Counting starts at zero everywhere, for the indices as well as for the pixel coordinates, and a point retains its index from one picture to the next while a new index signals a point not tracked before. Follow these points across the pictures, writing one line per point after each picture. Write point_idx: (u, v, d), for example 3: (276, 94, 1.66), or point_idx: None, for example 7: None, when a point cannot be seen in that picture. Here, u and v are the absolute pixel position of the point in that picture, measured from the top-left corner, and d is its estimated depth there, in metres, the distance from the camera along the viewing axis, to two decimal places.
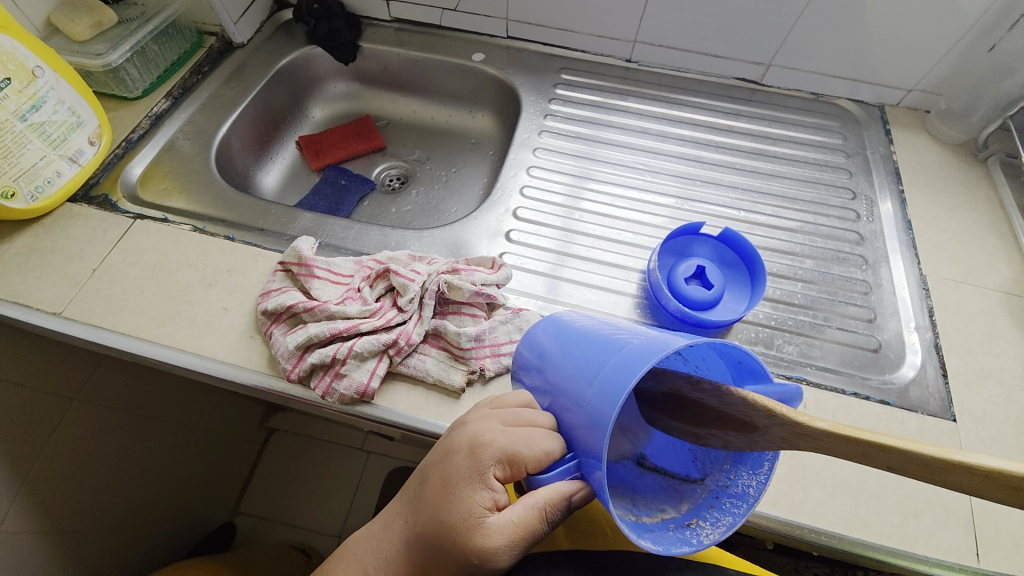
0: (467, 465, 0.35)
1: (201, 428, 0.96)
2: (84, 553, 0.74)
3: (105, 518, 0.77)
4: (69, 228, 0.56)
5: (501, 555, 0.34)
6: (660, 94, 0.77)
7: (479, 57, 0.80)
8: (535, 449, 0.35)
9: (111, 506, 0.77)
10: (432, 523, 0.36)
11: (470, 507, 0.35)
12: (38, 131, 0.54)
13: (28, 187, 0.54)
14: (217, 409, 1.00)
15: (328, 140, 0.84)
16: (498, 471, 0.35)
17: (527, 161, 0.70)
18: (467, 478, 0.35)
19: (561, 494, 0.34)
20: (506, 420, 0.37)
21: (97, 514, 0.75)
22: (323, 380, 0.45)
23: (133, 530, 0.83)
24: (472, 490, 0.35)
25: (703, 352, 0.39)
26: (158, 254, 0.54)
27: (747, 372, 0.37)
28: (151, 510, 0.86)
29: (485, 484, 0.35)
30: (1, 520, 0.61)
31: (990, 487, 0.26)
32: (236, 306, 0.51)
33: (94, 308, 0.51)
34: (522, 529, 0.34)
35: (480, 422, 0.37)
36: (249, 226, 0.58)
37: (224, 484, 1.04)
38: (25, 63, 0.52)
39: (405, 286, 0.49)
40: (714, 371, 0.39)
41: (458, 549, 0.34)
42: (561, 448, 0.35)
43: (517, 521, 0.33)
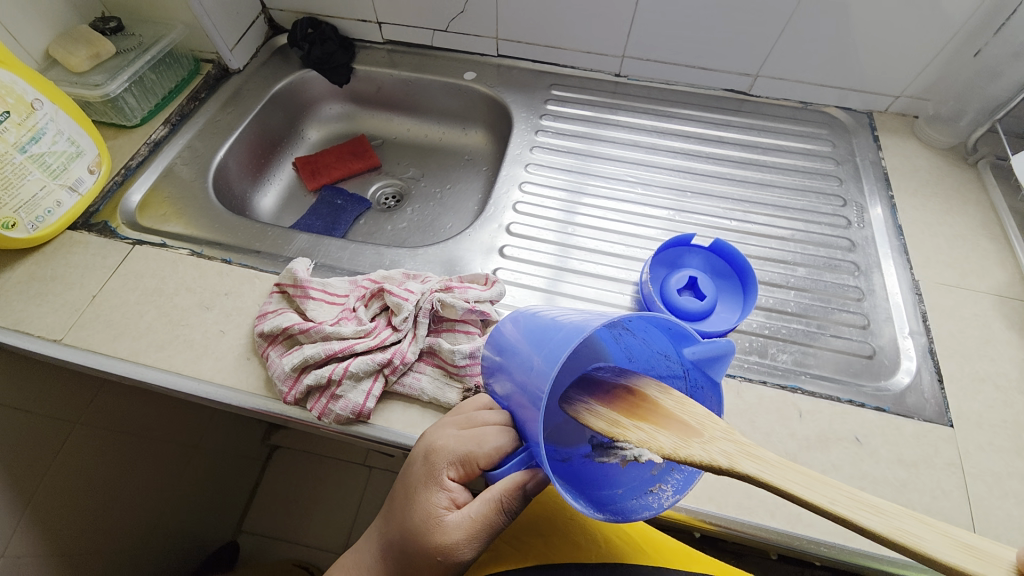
0: (424, 470, 0.37)
1: (203, 449, 0.95)
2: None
3: (110, 541, 0.77)
4: (69, 256, 0.57)
5: (462, 552, 0.35)
6: (648, 107, 0.78)
7: (470, 75, 0.81)
8: (484, 447, 0.35)
9: (114, 530, 0.77)
10: (400, 530, 0.37)
11: (428, 508, 0.36)
12: (39, 162, 0.55)
13: (28, 218, 0.55)
14: (220, 429, 1.00)
15: (325, 160, 0.85)
16: (453, 473, 0.37)
17: (519, 177, 0.71)
18: (425, 483, 0.37)
19: (511, 490, 0.33)
20: (460, 424, 0.38)
21: (103, 536, 0.76)
22: (319, 402, 0.45)
23: (136, 554, 0.83)
24: (431, 495, 0.36)
25: (643, 325, 0.37)
26: (156, 278, 0.55)
27: (681, 337, 0.36)
28: (155, 532, 0.86)
29: (442, 487, 0.36)
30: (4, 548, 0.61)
31: (933, 534, 0.26)
32: (233, 328, 0.51)
33: (93, 334, 0.51)
34: (480, 523, 0.34)
35: (438, 429, 0.39)
36: (245, 249, 0.59)
37: (226, 504, 1.04)
38: (23, 96, 0.54)
39: (400, 305, 0.49)
40: (655, 340, 0.38)
41: (422, 552, 0.35)
42: (512, 442, 0.35)
43: (474, 516, 0.34)
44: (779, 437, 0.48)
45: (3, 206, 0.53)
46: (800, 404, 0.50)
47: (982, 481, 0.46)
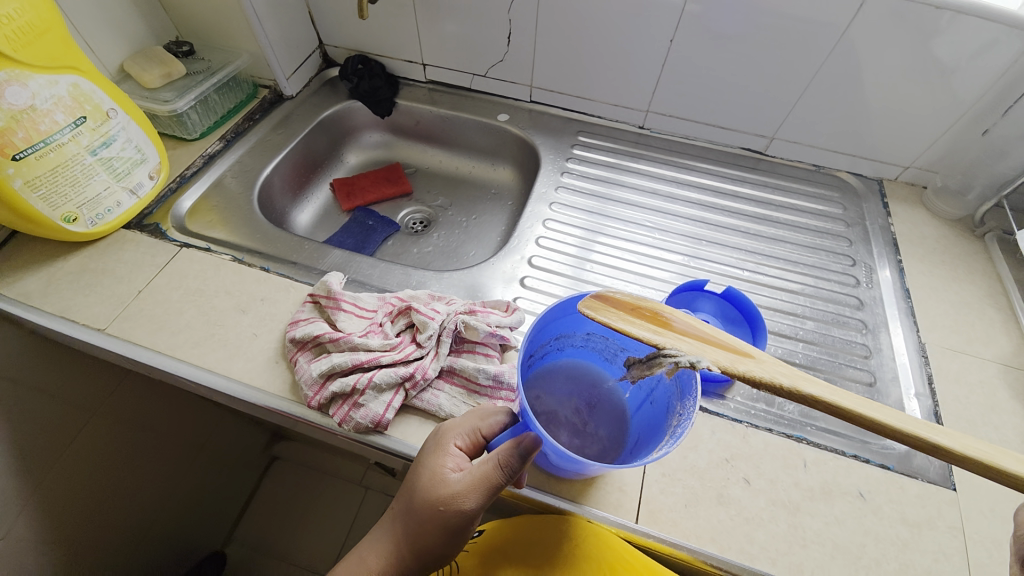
0: (432, 443, 0.41)
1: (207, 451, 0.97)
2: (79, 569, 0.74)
3: (108, 535, 0.78)
4: (120, 252, 0.61)
5: (465, 504, 0.38)
6: (669, 158, 0.83)
7: (504, 117, 0.87)
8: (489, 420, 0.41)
9: (112, 525, 0.78)
10: (408, 496, 0.40)
11: (432, 472, 0.39)
12: (106, 165, 0.60)
13: (89, 214, 0.59)
14: (226, 434, 1.01)
15: (360, 183, 0.91)
16: (459, 441, 0.40)
17: (543, 214, 0.75)
18: (431, 451, 0.40)
19: (512, 448, 0.36)
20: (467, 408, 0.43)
21: (102, 530, 0.76)
22: (341, 408, 0.47)
23: (128, 555, 0.82)
24: (435, 459, 0.40)
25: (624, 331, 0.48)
26: (198, 280, 0.59)
27: None
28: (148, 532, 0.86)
29: (445, 451, 0.40)
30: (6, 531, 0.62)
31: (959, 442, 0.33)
32: (265, 332, 0.54)
33: (135, 326, 0.54)
34: (479, 479, 0.37)
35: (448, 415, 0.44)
36: (283, 259, 0.63)
37: (220, 511, 1.04)
38: (101, 105, 0.59)
39: (425, 323, 0.51)
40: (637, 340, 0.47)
41: (428, 511, 0.39)
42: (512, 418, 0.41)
43: (474, 473, 0.38)
44: (783, 485, 0.49)
45: (69, 203, 0.57)
46: (805, 454, 0.51)
47: (985, 548, 0.46)
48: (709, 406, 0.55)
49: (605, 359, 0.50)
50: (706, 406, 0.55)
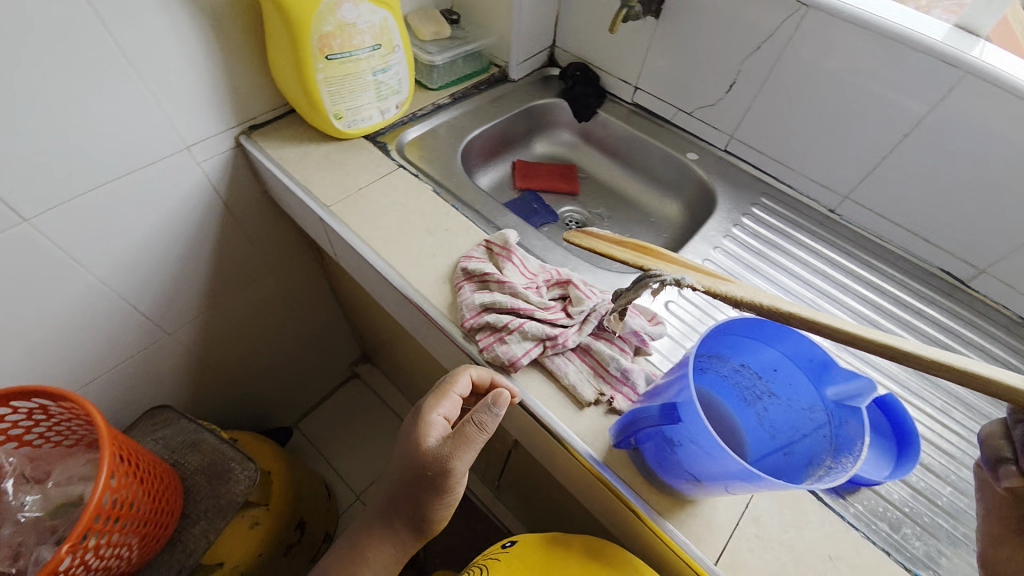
0: (418, 419, 0.51)
1: (310, 338, 1.20)
2: (207, 372, 0.99)
3: (225, 359, 1.02)
4: (356, 154, 0.74)
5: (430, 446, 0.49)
6: (850, 249, 0.79)
7: (693, 156, 0.90)
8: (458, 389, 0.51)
9: (233, 353, 1.03)
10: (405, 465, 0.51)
11: (422, 444, 0.49)
12: (376, 87, 0.71)
13: (349, 118, 0.72)
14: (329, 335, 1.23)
15: (539, 170, 0.98)
16: (438, 412, 0.51)
17: (704, 254, 0.77)
18: (420, 427, 0.50)
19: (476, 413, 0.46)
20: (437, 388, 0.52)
21: (225, 352, 1.01)
22: (488, 338, 0.53)
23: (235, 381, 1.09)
24: (422, 432, 0.50)
25: (784, 377, 0.47)
26: (404, 196, 0.69)
27: (820, 371, 0.45)
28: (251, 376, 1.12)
29: (430, 422, 0.50)
30: (175, 321, 0.86)
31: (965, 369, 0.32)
32: (441, 256, 0.62)
33: (350, 212, 0.66)
34: (463, 438, 0.47)
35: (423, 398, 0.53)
36: (470, 206, 0.72)
37: (301, 391, 1.27)
38: (394, 40, 0.69)
39: (581, 299, 0.55)
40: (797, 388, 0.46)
41: (420, 475, 0.49)
42: (487, 377, 0.51)
43: (456, 436, 0.47)
44: None
45: (342, 104, 0.69)
46: None
47: None
48: (830, 500, 0.50)
49: (740, 399, 0.50)
50: (825, 499, 0.51)
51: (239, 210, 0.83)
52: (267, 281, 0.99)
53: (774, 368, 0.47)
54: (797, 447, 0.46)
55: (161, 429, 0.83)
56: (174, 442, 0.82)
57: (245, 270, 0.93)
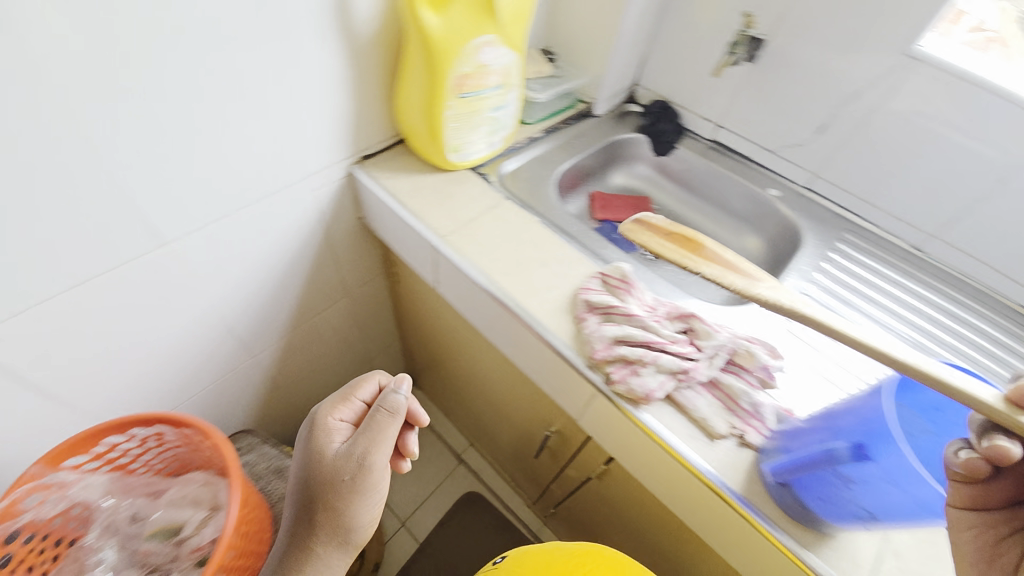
0: (317, 429, 0.60)
1: (371, 365, 1.28)
2: (281, 391, 1.03)
3: (296, 384, 1.05)
4: (462, 187, 0.77)
5: (378, 463, 0.57)
6: (939, 287, 0.79)
7: (775, 193, 0.90)
8: (352, 405, 0.63)
9: (303, 379, 1.06)
10: (340, 476, 0.56)
11: (325, 449, 0.58)
12: (490, 122, 0.75)
13: (462, 150, 0.75)
14: (385, 358, 1.31)
15: (616, 202, 0.99)
16: (344, 420, 0.62)
17: (803, 277, 0.79)
18: (320, 440, 0.59)
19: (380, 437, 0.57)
20: (343, 412, 0.62)
21: (298, 378, 1.04)
22: (621, 370, 0.56)
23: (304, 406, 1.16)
24: (332, 409, 0.62)
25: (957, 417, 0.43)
26: (515, 230, 0.73)
27: None
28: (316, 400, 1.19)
29: (335, 425, 0.61)
30: (261, 354, 0.90)
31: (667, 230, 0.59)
32: (559, 289, 0.66)
33: (467, 244, 0.69)
34: (337, 464, 0.57)
35: (326, 409, 0.62)
36: (574, 236, 0.75)
37: None
38: (512, 80, 0.72)
39: (708, 334, 0.58)
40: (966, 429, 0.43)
41: (343, 473, 0.56)
42: (371, 391, 0.65)
43: (345, 417, 0.62)
44: None
45: (459, 138, 0.73)
46: None
47: None
48: None
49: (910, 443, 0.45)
50: None
51: (335, 236, 0.85)
52: (336, 308, 0.99)
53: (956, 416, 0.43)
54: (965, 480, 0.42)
55: (248, 455, 0.86)
56: (258, 468, 0.84)
57: (323, 294, 0.93)
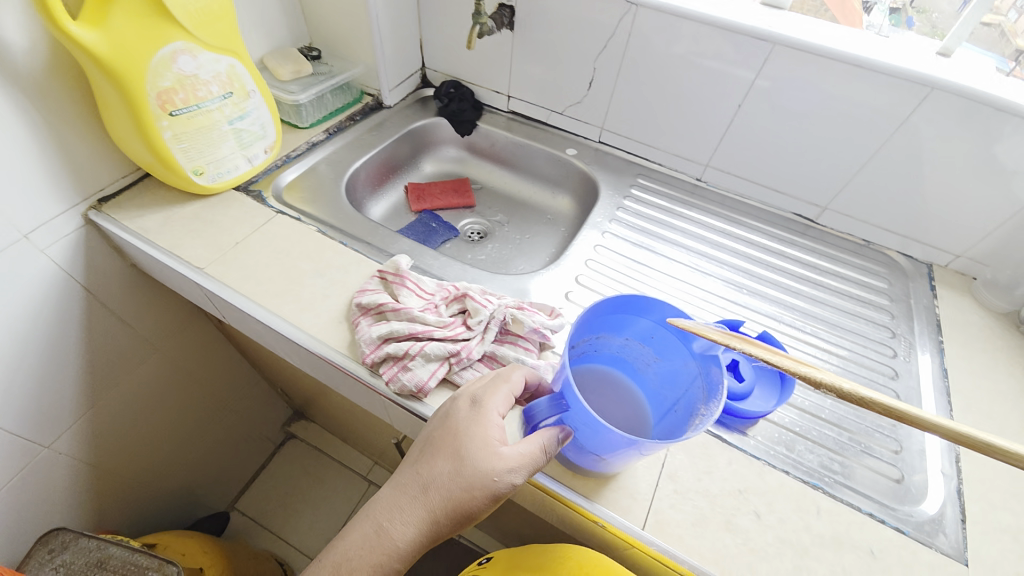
0: (469, 414, 0.44)
1: (232, 412, 1.16)
2: (107, 475, 0.89)
3: (126, 461, 0.92)
4: (227, 209, 0.71)
5: (516, 480, 0.42)
6: (720, 211, 0.86)
7: (572, 152, 0.93)
8: (501, 403, 0.45)
9: (136, 452, 0.93)
10: (441, 477, 0.42)
11: (483, 443, 0.43)
12: (237, 135, 0.70)
13: (213, 171, 0.69)
14: (249, 401, 1.19)
15: (431, 190, 0.97)
16: (499, 412, 0.44)
17: (602, 227, 0.81)
18: (474, 425, 0.43)
19: (550, 435, 0.42)
20: (504, 396, 0.45)
21: (125, 454, 0.91)
22: (392, 368, 0.53)
23: (156, 480, 1.01)
24: (480, 432, 0.43)
25: (664, 339, 0.49)
26: (285, 243, 0.67)
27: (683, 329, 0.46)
28: (175, 466, 1.04)
29: (489, 412, 0.44)
30: (57, 438, 0.78)
31: None
32: (335, 296, 0.62)
33: (229, 271, 0.63)
34: (471, 495, 0.42)
35: (491, 390, 0.45)
36: (359, 238, 0.71)
37: (232, 474, 1.23)
38: (246, 86, 0.68)
39: (477, 309, 0.57)
40: (673, 348, 0.48)
41: (472, 490, 0.42)
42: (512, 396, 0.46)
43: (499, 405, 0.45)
44: (793, 527, 0.49)
45: (201, 159, 0.67)
46: (821, 503, 0.51)
47: None
48: (730, 439, 0.55)
49: (635, 369, 0.52)
50: (726, 438, 0.55)
51: (102, 291, 0.75)
52: (148, 367, 0.89)
53: (655, 336, 0.49)
54: (684, 402, 0.47)
55: (61, 554, 0.72)
56: (76, 567, 0.71)
57: (123, 354, 0.83)
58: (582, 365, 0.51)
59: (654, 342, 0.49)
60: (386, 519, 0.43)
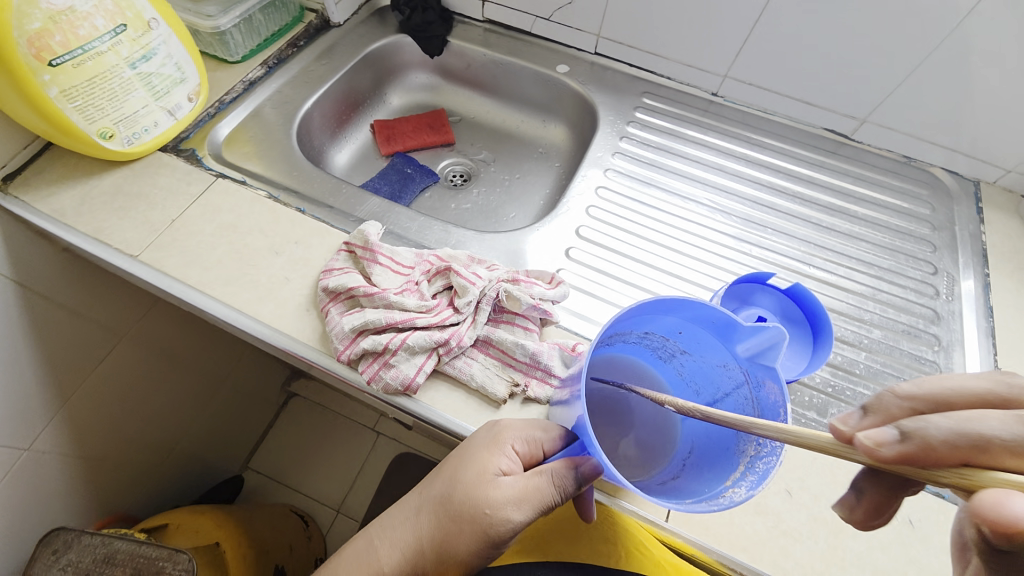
0: (484, 437, 0.38)
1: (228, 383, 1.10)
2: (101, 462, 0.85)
3: (118, 447, 0.88)
4: (156, 177, 0.58)
5: (513, 519, 0.35)
6: (739, 132, 0.73)
7: (563, 69, 0.78)
8: (522, 440, 0.37)
9: (129, 437, 0.89)
10: (437, 488, 0.38)
11: (484, 467, 0.36)
12: (145, 81, 0.56)
13: (126, 132, 0.56)
14: (244, 371, 1.14)
15: (401, 127, 0.83)
16: (516, 445, 0.37)
17: (603, 163, 0.70)
18: (480, 449, 0.37)
19: (566, 468, 0.34)
20: (527, 436, 0.38)
21: (116, 442, 0.87)
22: (372, 366, 0.46)
23: (159, 458, 0.98)
24: (485, 455, 0.37)
25: (695, 335, 0.42)
26: (232, 215, 0.56)
27: (723, 329, 0.39)
28: (176, 442, 1.01)
29: (502, 445, 0.37)
30: (35, 437, 0.72)
31: None
32: (297, 278, 0.53)
33: (167, 256, 0.53)
34: (460, 522, 0.36)
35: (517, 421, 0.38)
36: (318, 201, 0.60)
37: (241, 440, 1.22)
38: (142, 13, 0.54)
39: (465, 288, 0.48)
40: (707, 346, 0.41)
41: (463, 513, 0.36)
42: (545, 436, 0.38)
43: (516, 440, 0.37)
44: (826, 503, 0.45)
45: (106, 117, 0.54)
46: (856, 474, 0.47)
47: None
48: None
49: (656, 359, 0.45)
50: None
51: (35, 283, 0.65)
52: (122, 353, 0.81)
53: (682, 332, 0.42)
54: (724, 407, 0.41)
55: (66, 554, 0.69)
56: (84, 566, 0.70)
57: (86, 346, 0.75)
58: (597, 366, 0.43)
59: (684, 339, 0.42)
60: (373, 541, 0.39)
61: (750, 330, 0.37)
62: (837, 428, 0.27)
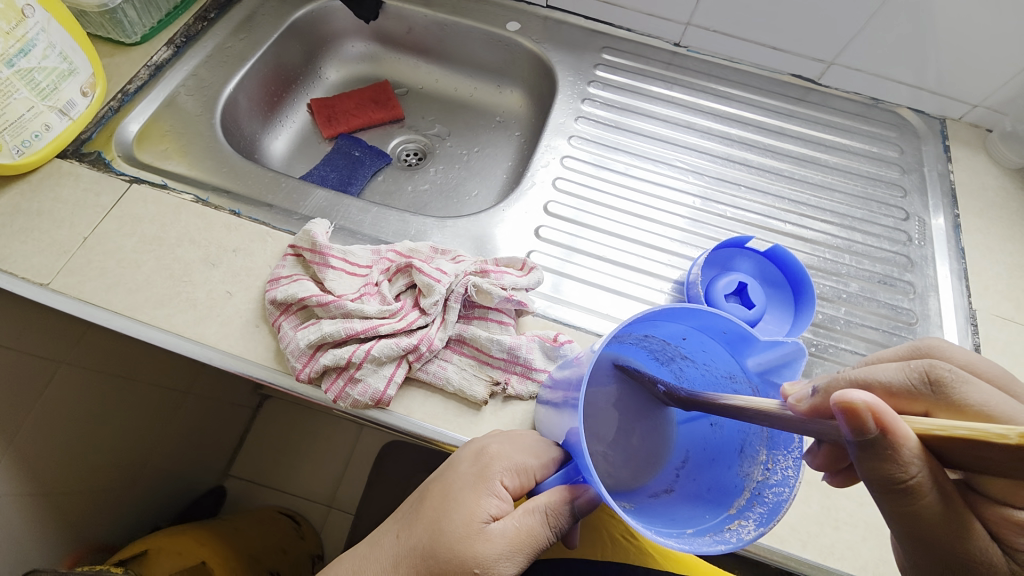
0: (472, 472, 0.35)
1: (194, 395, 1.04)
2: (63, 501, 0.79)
3: (82, 481, 0.81)
4: (58, 188, 0.50)
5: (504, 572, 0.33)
6: (705, 84, 0.69)
7: (514, 26, 0.71)
8: (512, 475, 0.35)
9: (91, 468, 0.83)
10: (417, 536, 0.35)
11: (473, 512, 0.34)
12: (26, 79, 0.48)
13: (14, 141, 0.48)
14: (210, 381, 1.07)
15: (343, 105, 0.76)
16: (505, 480, 0.35)
17: (567, 129, 0.65)
18: (467, 490, 0.35)
19: (564, 499, 0.33)
20: (515, 469, 0.35)
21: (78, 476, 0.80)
22: (336, 383, 0.42)
23: (128, 483, 0.93)
24: (475, 496, 0.34)
25: (699, 341, 0.38)
26: (156, 225, 0.50)
27: (737, 340, 0.36)
28: (145, 464, 0.95)
29: (490, 482, 0.35)
30: None
31: None
32: (241, 291, 0.47)
33: (85, 281, 0.46)
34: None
35: (505, 449, 0.36)
36: (256, 200, 0.53)
37: (217, 451, 1.16)
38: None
39: (430, 286, 0.44)
40: (713, 352, 0.38)
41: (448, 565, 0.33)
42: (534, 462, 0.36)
43: (506, 476, 0.35)
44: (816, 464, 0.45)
45: None
46: None
47: None
48: None
49: (652, 358, 0.41)
50: None
51: None
52: (65, 382, 0.74)
53: (686, 338, 0.38)
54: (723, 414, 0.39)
55: None
56: None
57: (19, 381, 0.67)
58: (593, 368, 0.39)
59: (687, 344, 0.39)
60: None
61: (765, 346, 0.34)
62: (784, 390, 0.32)
